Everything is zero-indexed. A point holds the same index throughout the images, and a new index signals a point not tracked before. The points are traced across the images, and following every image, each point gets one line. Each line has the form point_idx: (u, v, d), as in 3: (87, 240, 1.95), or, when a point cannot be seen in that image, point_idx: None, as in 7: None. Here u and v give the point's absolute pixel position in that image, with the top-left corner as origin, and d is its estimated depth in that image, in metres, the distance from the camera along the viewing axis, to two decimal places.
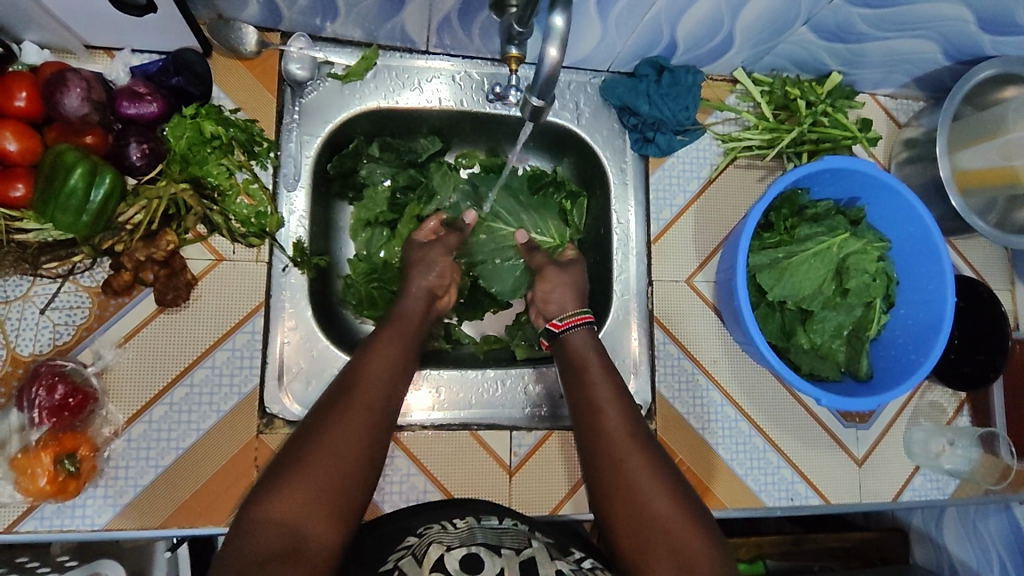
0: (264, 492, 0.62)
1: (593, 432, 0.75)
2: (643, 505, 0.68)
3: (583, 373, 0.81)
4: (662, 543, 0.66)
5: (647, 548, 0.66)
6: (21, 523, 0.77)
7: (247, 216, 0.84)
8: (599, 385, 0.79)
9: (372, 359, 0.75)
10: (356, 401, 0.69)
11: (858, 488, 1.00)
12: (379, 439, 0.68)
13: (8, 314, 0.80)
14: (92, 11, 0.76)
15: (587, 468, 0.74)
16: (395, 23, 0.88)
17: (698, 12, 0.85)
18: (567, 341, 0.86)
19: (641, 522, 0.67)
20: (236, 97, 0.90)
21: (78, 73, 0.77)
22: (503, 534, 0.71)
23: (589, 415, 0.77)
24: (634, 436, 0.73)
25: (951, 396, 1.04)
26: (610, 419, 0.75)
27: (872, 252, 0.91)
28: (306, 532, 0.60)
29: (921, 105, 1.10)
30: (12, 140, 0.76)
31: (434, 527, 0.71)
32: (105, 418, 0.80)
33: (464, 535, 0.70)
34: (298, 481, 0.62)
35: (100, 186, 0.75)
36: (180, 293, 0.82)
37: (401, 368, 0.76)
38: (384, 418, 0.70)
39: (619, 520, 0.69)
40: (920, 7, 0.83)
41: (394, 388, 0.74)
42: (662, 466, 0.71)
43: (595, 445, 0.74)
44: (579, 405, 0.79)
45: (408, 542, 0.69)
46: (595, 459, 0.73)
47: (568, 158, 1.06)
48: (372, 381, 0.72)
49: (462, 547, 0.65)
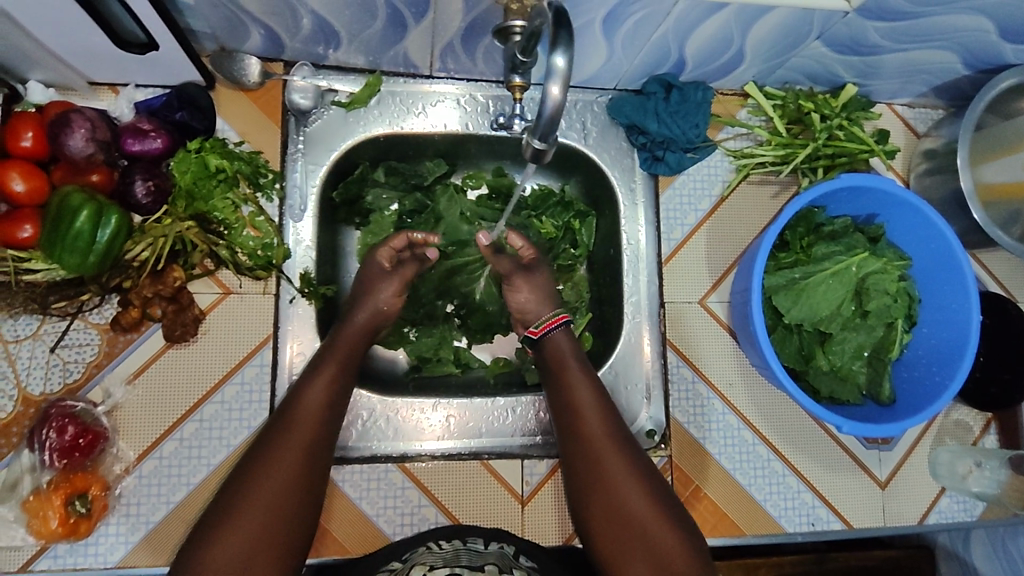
0: (204, 543, 0.66)
1: (573, 437, 0.79)
2: (620, 509, 0.75)
3: (563, 376, 0.83)
4: (639, 545, 0.73)
5: (624, 545, 0.74)
6: (35, 562, 0.78)
7: (253, 249, 0.84)
8: (581, 389, 0.81)
9: (308, 394, 0.76)
10: (286, 446, 0.72)
11: (882, 512, 0.97)
12: (312, 480, 0.72)
13: (19, 353, 0.80)
14: (95, 50, 0.77)
15: (568, 468, 0.80)
16: (398, 50, 0.87)
17: (707, 31, 0.83)
18: (550, 341, 0.87)
19: (617, 521, 0.75)
20: (240, 128, 0.89)
21: (82, 113, 0.76)
22: (489, 555, 0.77)
23: (571, 420, 0.80)
24: (611, 439, 0.78)
25: (977, 415, 1.01)
26: (591, 424, 0.79)
27: (892, 271, 0.89)
28: (252, 574, 0.66)
29: (940, 114, 1.06)
30: (19, 181, 0.76)
31: (420, 550, 0.78)
32: (116, 456, 0.80)
33: (449, 557, 0.76)
34: (234, 534, 0.66)
35: (106, 227, 0.75)
36: (188, 328, 0.82)
37: (336, 401, 0.77)
38: (317, 457, 0.73)
39: (599, 519, 0.76)
40: (937, 18, 0.80)
41: (331, 421, 0.76)
42: (641, 469, 0.77)
43: (575, 449, 0.79)
44: (561, 406, 0.82)
45: (391, 567, 0.76)
46: (575, 461, 0.78)
47: (576, 177, 1.04)
48: (306, 420, 0.74)
49: (445, 568, 0.73)
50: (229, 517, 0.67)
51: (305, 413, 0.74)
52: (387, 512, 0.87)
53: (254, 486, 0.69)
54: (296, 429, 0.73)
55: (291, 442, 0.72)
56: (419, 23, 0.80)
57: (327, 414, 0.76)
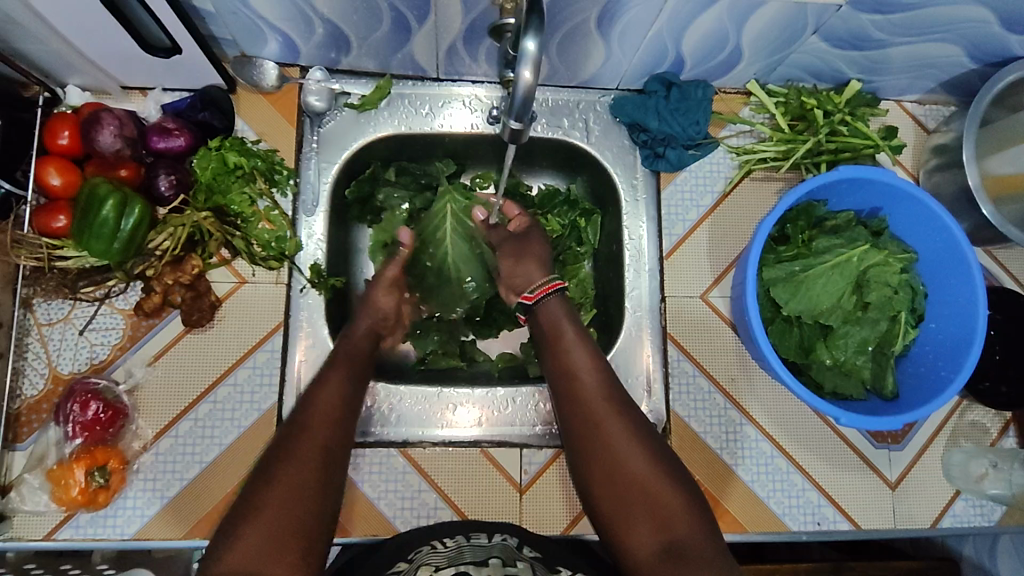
0: (224, 539, 0.63)
1: (573, 402, 0.78)
2: (621, 470, 0.72)
3: (558, 341, 0.84)
4: (643, 505, 0.70)
5: (626, 507, 0.70)
6: (59, 530, 0.83)
7: (267, 240, 0.89)
8: (575, 351, 0.82)
9: (319, 401, 0.76)
10: (301, 445, 0.70)
11: (892, 513, 0.95)
12: (329, 473, 0.69)
13: (51, 335, 0.86)
14: (126, 56, 0.83)
15: (567, 436, 0.77)
16: (405, 53, 0.92)
17: (703, 26, 0.85)
18: (544, 308, 0.87)
19: (618, 483, 0.71)
20: (258, 129, 0.95)
21: (112, 112, 0.83)
22: (493, 549, 0.74)
23: (567, 385, 0.80)
24: (610, 400, 0.77)
25: (995, 416, 0.98)
26: (587, 385, 0.79)
27: (894, 264, 0.87)
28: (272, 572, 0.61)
29: (951, 110, 1.05)
30: (56, 176, 0.84)
31: (424, 550, 0.74)
32: (135, 433, 0.85)
33: (453, 554, 0.73)
34: (252, 527, 0.63)
35: (131, 216, 0.81)
36: (205, 313, 0.87)
37: (346, 408, 0.77)
38: (333, 456, 0.71)
39: (602, 484, 0.73)
40: (933, 10, 0.80)
41: (343, 421, 0.75)
42: (642, 430, 0.75)
43: (576, 414, 0.77)
44: (555, 372, 0.82)
45: (397, 568, 0.72)
46: (574, 428, 0.77)
47: (582, 176, 1.06)
48: (319, 419, 0.73)
49: (450, 566, 0.70)
50: (249, 510, 0.64)
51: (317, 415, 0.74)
52: (388, 495, 0.89)
53: (273, 478, 0.66)
54: (309, 432, 0.72)
55: (305, 440, 0.71)
56: (422, 25, 0.84)
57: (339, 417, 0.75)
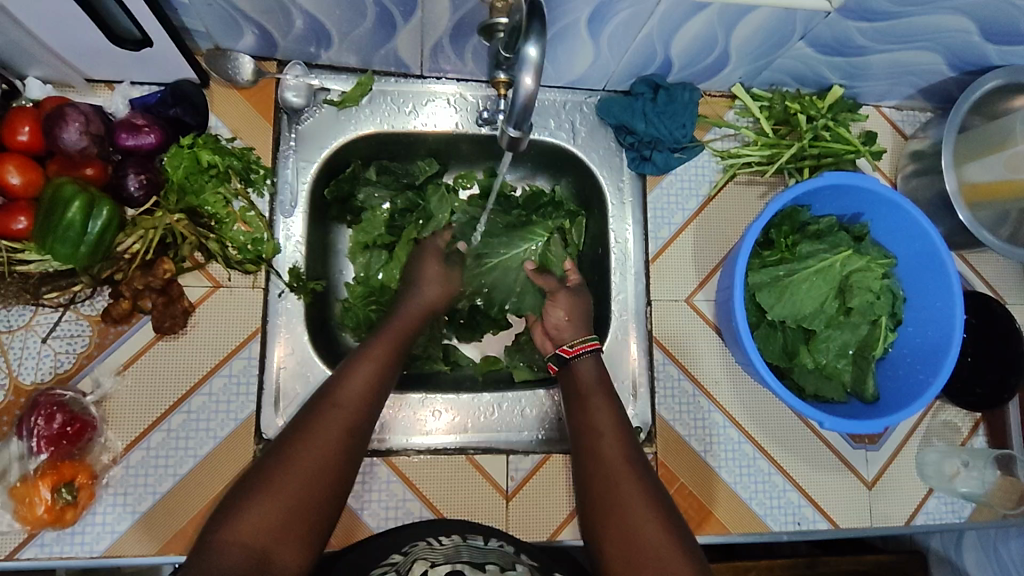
0: (228, 516, 0.62)
1: (592, 457, 0.78)
2: (626, 522, 0.71)
3: (585, 400, 0.84)
4: (645, 557, 0.68)
5: (630, 558, 0.69)
6: (23, 549, 0.78)
7: (243, 243, 0.85)
8: (601, 411, 0.82)
9: (350, 381, 0.74)
10: (324, 426, 0.69)
11: (869, 512, 0.97)
12: (346, 465, 0.68)
13: (12, 343, 0.82)
14: (91, 47, 0.79)
15: (585, 494, 0.77)
16: (389, 49, 0.89)
17: (691, 30, 0.84)
18: (574, 369, 0.87)
19: (626, 535, 0.70)
20: (232, 125, 0.91)
21: (78, 108, 0.79)
22: (490, 552, 0.72)
23: (590, 442, 0.80)
24: (628, 459, 0.77)
25: (966, 416, 1.00)
26: (606, 442, 0.79)
27: (876, 269, 0.89)
28: (272, 558, 0.61)
29: (927, 116, 1.07)
30: (15, 174, 0.79)
31: (420, 544, 0.74)
32: (104, 446, 0.81)
33: (449, 551, 0.72)
34: (257, 507, 0.62)
35: (98, 218, 0.77)
36: (177, 320, 0.83)
37: (377, 393, 0.75)
38: (353, 444, 0.70)
39: (609, 539, 0.71)
40: (916, 18, 0.81)
41: (372, 408, 0.74)
42: (655, 491, 0.74)
43: (594, 470, 0.77)
44: (579, 429, 0.82)
45: (392, 559, 0.71)
46: (592, 485, 0.76)
47: (567, 177, 1.05)
48: (346, 404, 0.72)
49: (447, 564, 0.68)
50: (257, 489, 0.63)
51: (345, 400, 0.72)
52: (371, 505, 0.87)
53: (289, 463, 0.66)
54: (335, 413, 0.71)
55: (331, 425, 0.70)
56: (408, 21, 0.81)
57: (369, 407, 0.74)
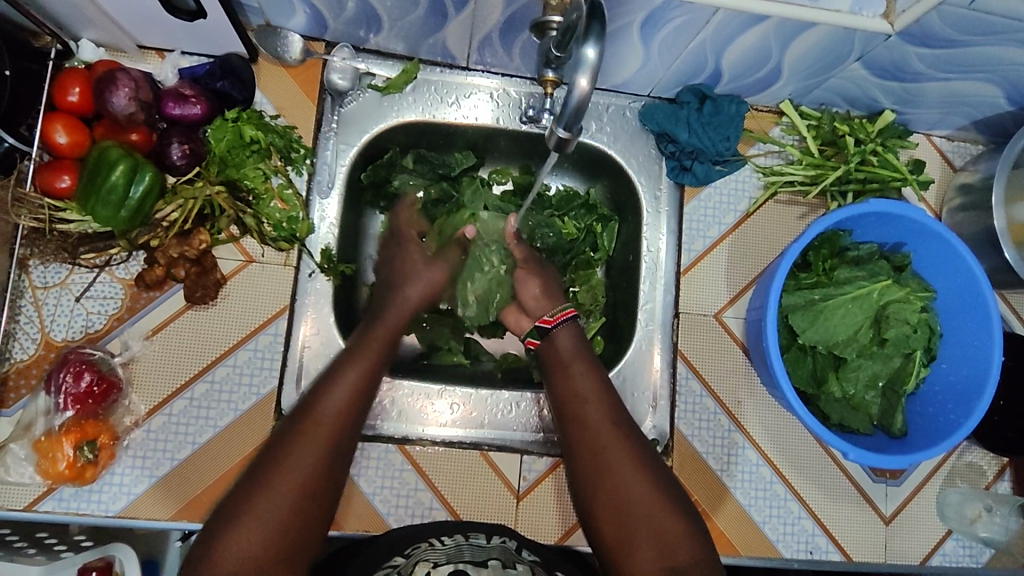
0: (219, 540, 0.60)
1: (578, 427, 0.76)
2: (619, 493, 0.70)
3: (565, 366, 0.81)
4: (645, 527, 0.68)
5: (628, 533, 0.69)
6: (41, 502, 0.80)
7: (279, 220, 0.86)
8: (581, 379, 0.79)
9: (336, 386, 0.70)
10: (304, 437, 0.65)
11: (884, 548, 0.95)
12: (330, 473, 0.65)
13: (45, 298, 0.83)
14: (147, 15, 0.80)
15: (573, 467, 0.75)
16: (437, 39, 0.88)
17: (746, 42, 0.82)
18: (554, 340, 0.84)
19: (622, 509, 0.70)
20: (277, 103, 0.92)
21: (129, 74, 0.80)
22: (492, 550, 0.72)
23: (576, 409, 0.77)
24: (617, 426, 0.75)
25: (992, 460, 0.98)
26: (594, 413, 0.76)
27: (915, 302, 0.87)
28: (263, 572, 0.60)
29: (979, 149, 1.04)
30: (63, 134, 0.80)
31: (422, 546, 0.72)
32: (128, 408, 0.82)
33: (452, 552, 0.71)
34: (241, 537, 0.60)
35: (140, 183, 0.78)
36: (208, 291, 0.83)
37: (363, 395, 0.71)
38: (337, 461, 0.66)
39: (606, 519, 0.70)
40: (980, 48, 0.78)
41: (358, 411, 0.69)
42: (647, 457, 0.73)
43: (581, 440, 0.75)
44: (561, 398, 0.79)
45: (394, 562, 0.69)
46: (580, 457, 0.74)
47: (602, 181, 1.04)
48: (327, 414, 0.67)
49: (449, 564, 0.68)
50: (244, 511, 0.61)
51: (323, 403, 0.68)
52: (383, 491, 0.88)
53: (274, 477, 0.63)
54: (315, 422, 0.66)
55: (310, 434, 0.66)
56: (459, 13, 0.81)
57: (351, 407, 0.69)
